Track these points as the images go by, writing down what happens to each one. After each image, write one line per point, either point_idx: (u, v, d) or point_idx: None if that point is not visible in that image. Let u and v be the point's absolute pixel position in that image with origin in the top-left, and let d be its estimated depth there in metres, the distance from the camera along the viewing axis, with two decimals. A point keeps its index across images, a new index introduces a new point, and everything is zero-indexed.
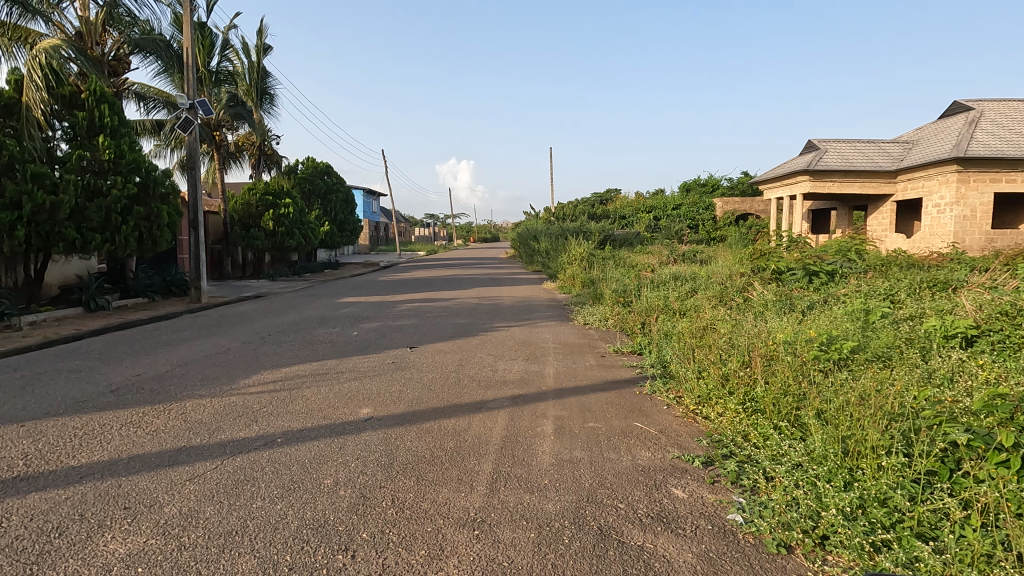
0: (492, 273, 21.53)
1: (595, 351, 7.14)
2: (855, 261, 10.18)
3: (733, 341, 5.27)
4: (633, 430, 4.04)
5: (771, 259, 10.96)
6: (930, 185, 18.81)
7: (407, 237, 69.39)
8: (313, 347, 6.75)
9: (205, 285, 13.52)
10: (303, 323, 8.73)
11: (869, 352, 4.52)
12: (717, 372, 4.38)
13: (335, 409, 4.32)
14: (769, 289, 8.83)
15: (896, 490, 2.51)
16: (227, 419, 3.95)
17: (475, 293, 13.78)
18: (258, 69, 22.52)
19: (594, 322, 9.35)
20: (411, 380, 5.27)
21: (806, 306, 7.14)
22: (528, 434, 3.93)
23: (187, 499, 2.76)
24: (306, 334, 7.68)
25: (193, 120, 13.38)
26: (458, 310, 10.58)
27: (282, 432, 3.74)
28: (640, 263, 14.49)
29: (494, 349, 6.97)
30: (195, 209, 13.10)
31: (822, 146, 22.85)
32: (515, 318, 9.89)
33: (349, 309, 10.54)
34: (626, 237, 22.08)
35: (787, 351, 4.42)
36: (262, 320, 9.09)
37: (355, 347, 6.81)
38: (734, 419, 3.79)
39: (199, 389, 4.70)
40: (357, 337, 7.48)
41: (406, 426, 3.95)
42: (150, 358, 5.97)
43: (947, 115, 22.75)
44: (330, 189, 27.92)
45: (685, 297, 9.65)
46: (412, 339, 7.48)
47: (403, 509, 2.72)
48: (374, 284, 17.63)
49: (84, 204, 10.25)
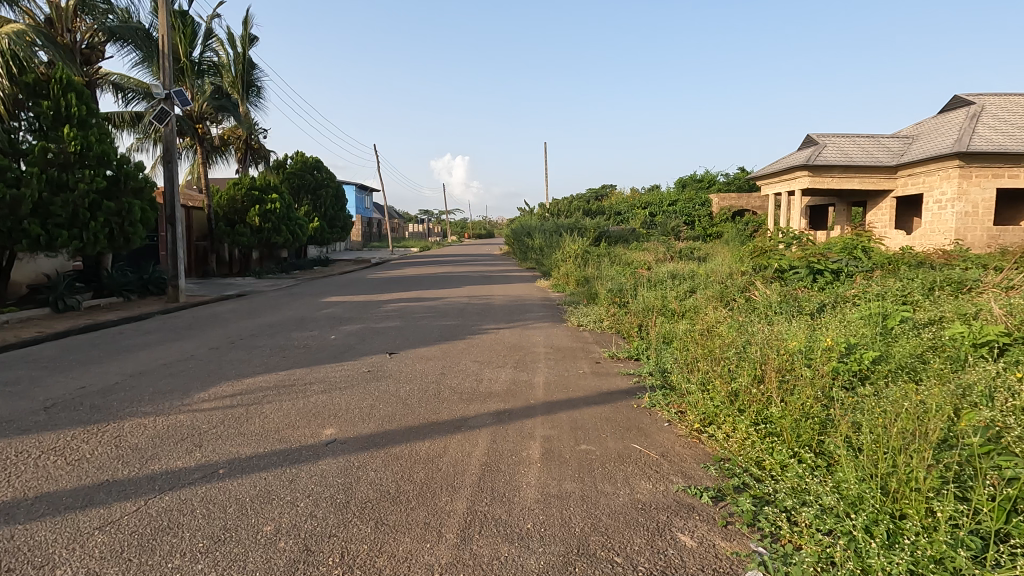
0: (486, 271, 21.02)
1: (589, 357, 6.67)
2: (861, 258, 9.75)
3: (739, 348, 4.81)
4: (631, 455, 3.58)
5: (773, 256, 10.51)
6: (931, 180, 18.44)
7: (400, 233, 68.84)
8: (285, 353, 6.23)
9: (184, 284, 12.96)
10: (280, 325, 8.19)
11: (893, 363, 4.07)
12: (726, 386, 3.92)
13: (294, 430, 3.81)
14: (773, 289, 8.38)
15: (957, 550, 2.07)
16: (167, 445, 3.45)
17: (465, 292, 13.28)
18: (243, 60, 21.88)
19: (589, 324, 8.88)
20: (385, 393, 4.77)
21: (816, 309, 6.66)
22: (511, 460, 3.44)
23: (88, 557, 2.26)
24: (281, 337, 7.15)
25: (169, 112, 12.78)
26: (447, 310, 10.08)
27: (226, 461, 3.24)
28: (636, 260, 14.02)
29: (480, 355, 6.47)
30: (173, 204, 12.53)
31: (821, 141, 22.43)
32: (506, 319, 9.40)
33: (331, 309, 10.02)
34: (622, 234, 21.63)
35: (804, 363, 3.97)
36: (237, 321, 8.56)
37: (330, 352, 6.29)
38: (747, 444, 3.34)
39: (143, 407, 4.18)
40: (335, 341, 6.97)
41: (373, 452, 3.46)
42: (101, 367, 5.44)
43: (947, 110, 22.36)
44: (320, 185, 27.30)
45: (684, 297, 9.19)
46: (394, 343, 6.98)
47: (352, 569, 2.24)
48: (362, 282, 17.06)
49: (50, 198, 9.69)
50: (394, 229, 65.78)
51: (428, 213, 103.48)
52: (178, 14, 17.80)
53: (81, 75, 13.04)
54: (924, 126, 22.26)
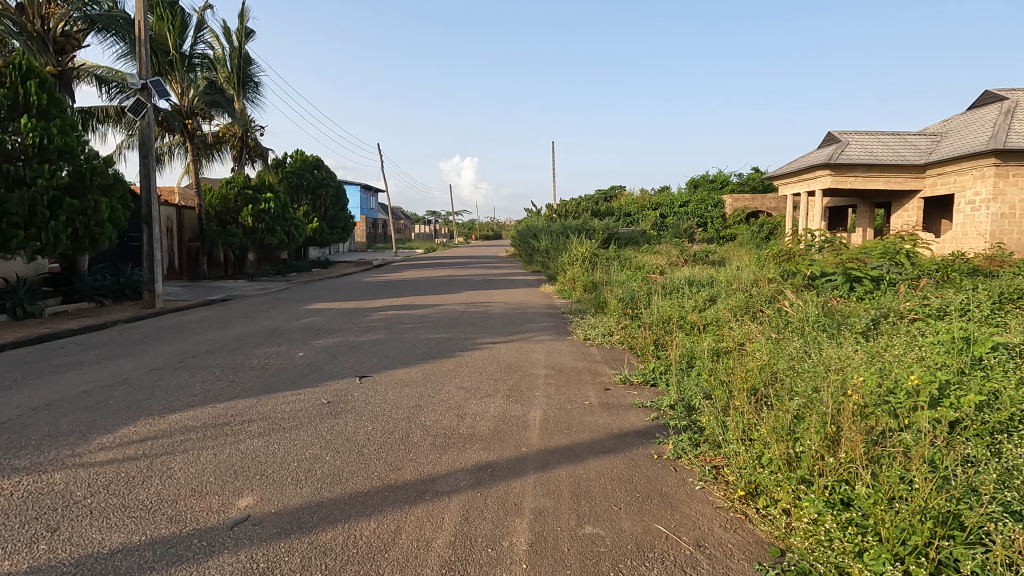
0: (489, 274, 20.01)
1: (597, 381, 5.63)
2: (905, 264, 8.61)
3: (788, 386, 3.78)
4: (654, 545, 2.58)
5: (803, 262, 9.44)
6: (964, 180, 17.26)
7: (406, 233, 68.17)
8: (236, 376, 5.24)
9: (161, 288, 12.11)
10: (247, 338, 7.26)
11: (1004, 410, 3.05)
12: (783, 442, 2.90)
13: (198, 500, 2.82)
14: (809, 300, 7.33)
15: None
16: (11, 529, 2.50)
17: (462, 298, 12.29)
18: (239, 54, 21.11)
19: (595, 338, 7.88)
20: (338, 437, 3.78)
21: (869, 328, 5.59)
22: (486, 556, 2.44)
23: None
24: (240, 354, 6.19)
25: (145, 103, 11.82)
26: (439, 320, 9.11)
27: (76, 562, 2.26)
28: (647, 264, 12.97)
29: (467, 380, 5.43)
30: (150, 202, 11.70)
31: (844, 138, 21.21)
32: (504, 331, 8.41)
33: (312, 318, 9.11)
34: (632, 235, 20.60)
35: (887, 409, 2.95)
36: (201, 332, 7.63)
37: (290, 376, 5.32)
38: (824, 541, 2.34)
39: (19, 460, 3.23)
40: (302, 360, 5.99)
41: (293, 541, 2.48)
42: (4, 395, 4.51)
43: (980, 106, 21.06)
44: (320, 184, 26.47)
45: (704, 306, 8.18)
46: (369, 363, 5.97)
47: None
48: (356, 286, 16.11)
49: (4, 194, 8.81)
50: (399, 230, 65.01)
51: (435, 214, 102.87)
52: (168, 4, 16.96)
53: (51, 64, 12.21)
54: (953, 123, 21.01)
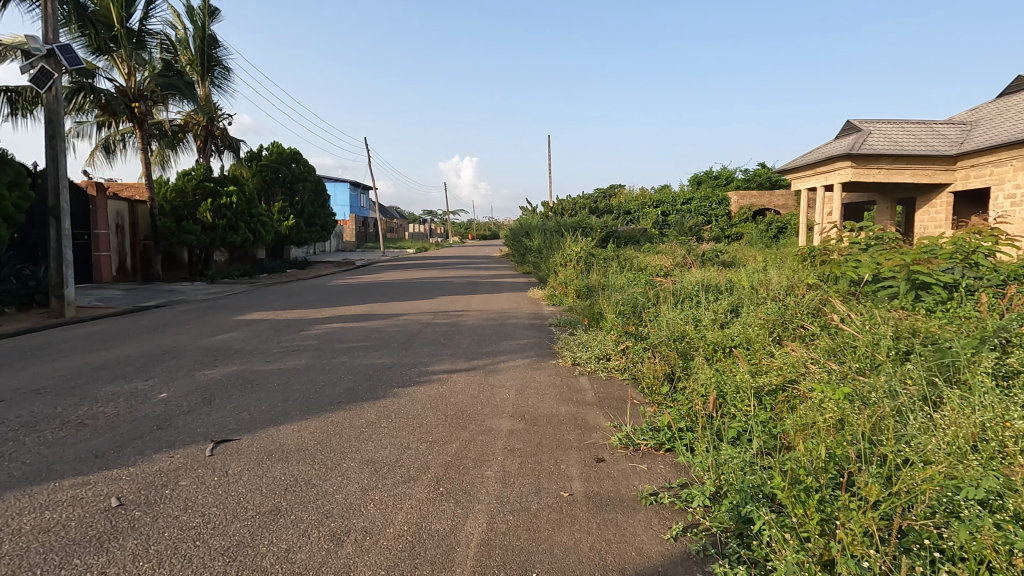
0: (474, 278, 18.12)
1: (586, 447, 3.70)
2: (984, 267, 6.66)
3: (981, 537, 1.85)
4: None
5: (848, 261, 7.53)
6: (1002, 171, 15.35)
7: (399, 233, 66.29)
8: (14, 445, 3.32)
9: (74, 293, 10.18)
10: (114, 367, 5.33)
11: None
12: None
13: None
14: (871, 314, 5.42)
15: None
16: None
17: (433, 306, 10.42)
18: (201, 36, 19.21)
19: (587, 363, 6.01)
20: None
21: (1001, 367, 3.62)
22: None
23: None
24: (69, 398, 4.28)
25: (52, 72, 9.86)
26: (392, 337, 7.19)
27: None
28: (649, 265, 11.11)
29: (385, 447, 3.51)
30: (59, 191, 9.82)
31: (864, 127, 19.32)
32: (472, 353, 6.50)
33: (230, 334, 7.19)
34: (631, 233, 18.66)
35: None
36: (59, 358, 5.68)
37: (106, 441, 3.40)
38: None
39: None
40: (152, 408, 4.08)
41: None
42: None
43: (1013, 92, 19.18)
44: (297, 178, 24.52)
45: (725, 318, 6.28)
46: (250, 412, 4.05)
47: None
48: (321, 290, 14.18)
49: None
50: (392, 230, 63.25)
51: (432, 215, 101.20)
52: None
53: None
54: (983, 111, 19.14)
